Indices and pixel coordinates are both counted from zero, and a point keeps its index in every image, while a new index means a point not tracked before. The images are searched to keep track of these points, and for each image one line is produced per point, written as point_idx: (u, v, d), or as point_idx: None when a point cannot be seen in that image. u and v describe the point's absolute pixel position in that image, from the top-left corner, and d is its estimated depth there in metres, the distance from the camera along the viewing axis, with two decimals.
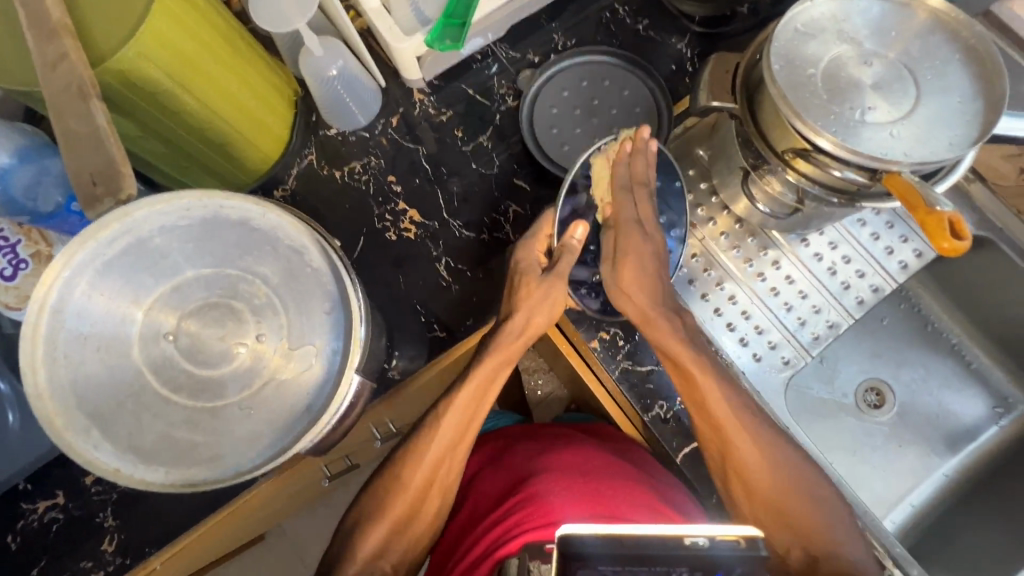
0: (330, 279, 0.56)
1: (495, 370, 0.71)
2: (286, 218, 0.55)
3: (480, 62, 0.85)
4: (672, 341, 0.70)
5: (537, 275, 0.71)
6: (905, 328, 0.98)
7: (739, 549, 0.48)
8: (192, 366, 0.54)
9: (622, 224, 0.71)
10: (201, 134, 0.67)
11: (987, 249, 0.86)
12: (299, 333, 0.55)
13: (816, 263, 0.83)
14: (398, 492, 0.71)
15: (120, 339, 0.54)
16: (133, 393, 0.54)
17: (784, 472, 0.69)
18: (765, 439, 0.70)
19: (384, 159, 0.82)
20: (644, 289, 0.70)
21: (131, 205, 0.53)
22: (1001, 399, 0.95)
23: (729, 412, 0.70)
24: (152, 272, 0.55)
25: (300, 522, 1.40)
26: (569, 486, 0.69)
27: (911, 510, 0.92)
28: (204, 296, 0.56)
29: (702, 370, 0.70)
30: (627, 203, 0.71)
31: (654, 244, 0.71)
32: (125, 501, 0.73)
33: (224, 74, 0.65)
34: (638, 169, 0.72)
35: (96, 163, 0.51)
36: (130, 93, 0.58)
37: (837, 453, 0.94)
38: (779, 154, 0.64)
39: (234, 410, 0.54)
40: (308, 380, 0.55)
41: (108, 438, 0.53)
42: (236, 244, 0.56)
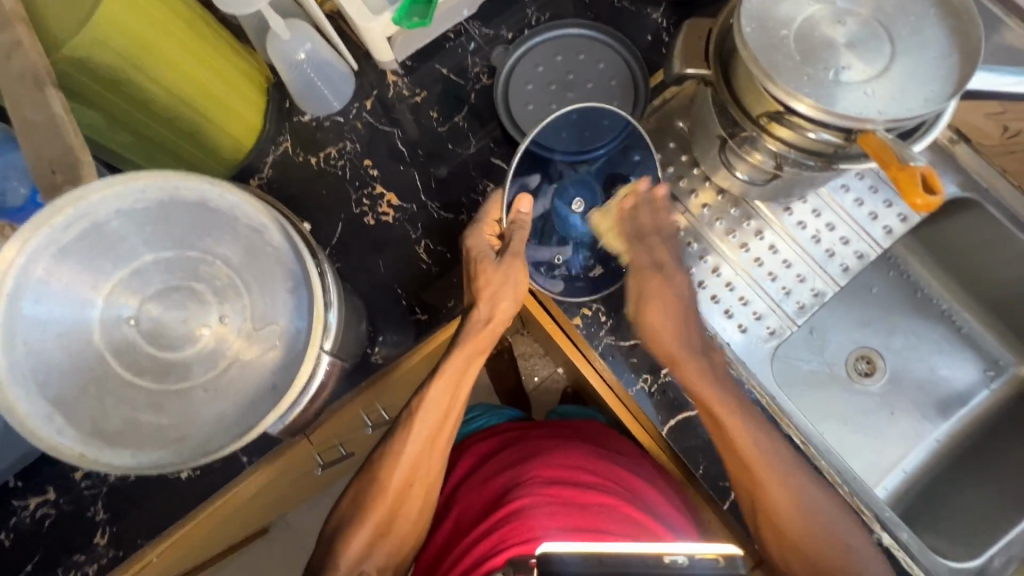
0: (291, 258, 0.55)
1: (465, 363, 0.72)
2: (243, 197, 0.53)
3: (453, 41, 0.83)
4: (700, 384, 0.70)
5: (494, 263, 0.70)
6: (895, 295, 0.98)
7: (718, 568, 0.46)
8: (154, 349, 0.52)
9: (641, 272, 0.75)
10: (171, 122, 0.66)
11: (974, 211, 0.85)
12: (261, 314, 0.54)
13: (800, 232, 0.82)
14: (379, 491, 0.72)
15: (82, 324, 0.51)
16: (96, 377, 0.51)
17: (814, 519, 0.67)
18: (795, 482, 0.68)
19: (360, 143, 0.81)
20: (666, 332, 0.72)
21: (84, 188, 0.48)
22: (992, 362, 0.95)
23: (759, 454, 0.68)
24: (109, 257, 0.52)
25: (303, 512, 1.42)
26: (548, 494, 0.68)
27: (904, 477, 0.92)
28: (165, 281, 0.54)
29: (734, 418, 0.69)
30: (642, 252, 0.75)
31: (676, 284, 0.74)
32: (116, 494, 0.74)
33: (180, 53, 0.62)
34: (646, 219, 0.77)
35: (53, 152, 0.52)
36: (92, 81, 0.57)
37: (829, 423, 0.94)
38: (754, 120, 0.63)
39: (198, 392, 0.53)
40: (270, 361, 0.54)
41: (72, 423, 0.50)
42: (194, 226, 0.54)
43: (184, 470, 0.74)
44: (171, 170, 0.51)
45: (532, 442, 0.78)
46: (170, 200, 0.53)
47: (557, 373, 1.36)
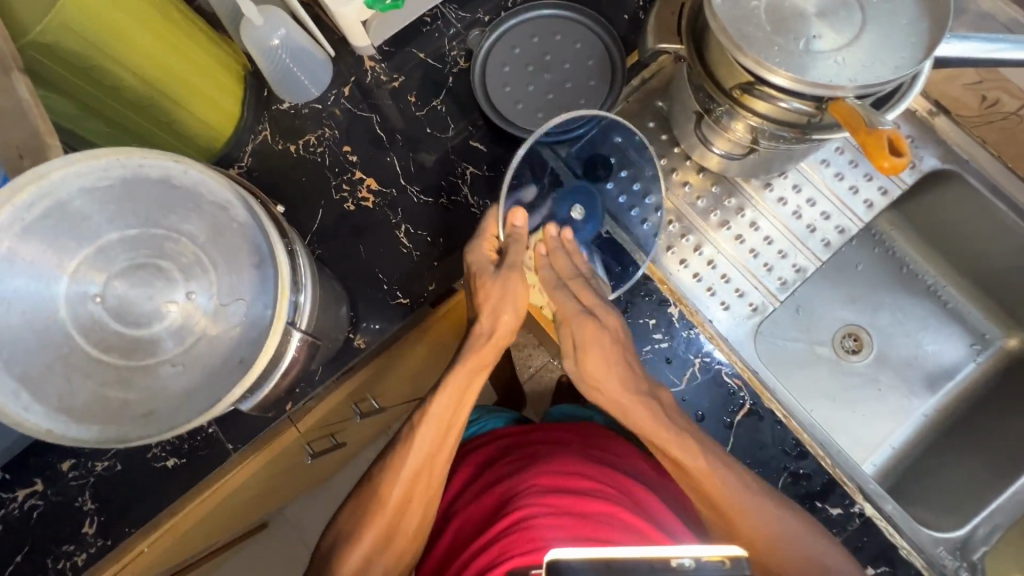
0: (256, 233, 0.54)
1: (468, 378, 0.73)
2: (208, 174, 0.51)
3: (430, 25, 0.83)
4: (652, 430, 0.66)
5: (491, 275, 0.71)
6: (880, 271, 0.98)
7: (724, 571, 0.45)
8: (121, 326, 0.51)
9: (571, 321, 0.70)
10: (145, 110, 0.66)
11: (956, 183, 0.85)
12: (228, 289, 0.53)
13: (781, 207, 0.83)
14: (378, 506, 0.71)
15: (46, 301, 0.50)
16: (62, 355, 0.50)
17: (792, 547, 0.64)
18: (768, 514, 0.64)
19: (339, 130, 0.81)
20: (608, 377, 0.68)
21: (43, 166, 0.46)
22: (979, 336, 0.95)
23: (726, 492, 0.64)
24: (72, 234, 0.51)
25: (300, 506, 1.44)
26: (547, 500, 0.67)
27: (892, 452, 0.92)
28: (130, 259, 0.52)
29: (697, 461, 0.65)
30: (568, 300, 0.71)
31: (610, 327, 0.70)
32: (104, 483, 0.74)
33: (159, 46, 0.62)
34: (564, 264, 0.73)
35: (20, 136, 0.55)
36: (61, 68, 0.57)
37: (817, 400, 0.94)
38: (727, 92, 0.63)
39: (166, 367, 0.51)
40: (237, 335, 0.53)
41: (40, 399, 0.48)
42: (158, 202, 0.52)
43: (170, 460, 0.75)
44: (129, 148, 0.49)
45: (530, 451, 0.79)
46: (133, 176, 0.51)
47: (551, 361, 1.43)
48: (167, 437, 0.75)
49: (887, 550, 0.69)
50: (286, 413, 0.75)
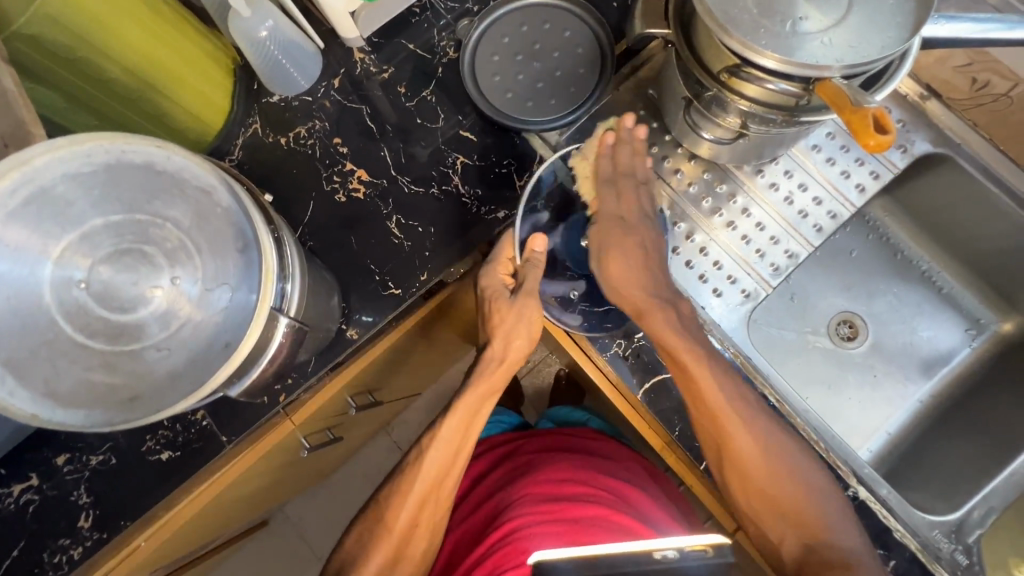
0: (241, 217, 0.53)
1: (479, 402, 0.75)
2: (191, 157, 0.51)
3: (418, 16, 0.83)
4: (667, 335, 0.70)
5: (507, 300, 0.74)
6: (875, 258, 0.98)
7: (706, 559, 0.50)
8: (106, 311, 0.50)
9: (603, 222, 0.76)
10: (133, 102, 0.66)
11: (948, 167, 0.85)
12: (213, 274, 0.52)
13: (773, 193, 0.83)
14: (384, 532, 0.71)
15: (29, 285, 0.49)
16: (47, 341, 0.50)
17: (775, 459, 0.68)
18: (758, 429, 0.69)
19: (329, 122, 0.81)
20: (630, 277, 0.73)
21: (26, 150, 0.47)
22: (973, 321, 0.95)
23: (726, 403, 0.69)
24: (56, 219, 0.50)
25: (300, 503, 1.44)
26: (540, 509, 0.71)
27: (887, 438, 0.92)
28: (114, 244, 0.51)
29: (700, 366, 0.69)
30: (609, 197, 0.76)
31: (638, 233, 0.75)
32: (98, 477, 0.74)
33: (150, 41, 0.63)
34: (624, 159, 0.77)
35: (5, 126, 0.54)
36: (47, 60, 0.57)
37: (813, 387, 0.94)
38: (716, 76, 0.62)
39: (151, 352, 0.51)
40: (222, 320, 0.52)
41: (25, 384, 0.49)
42: (142, 188, 0.52)
43: (164, 453, 0.75)
44: (113, 133, 0.49)
45: (525, 461, 0.82)
46: (118, 162, 0.51)
47: (548, 356, 1.43)
48: (161, 430, 0.75)
49: None
50: (276, 408, 0.75)
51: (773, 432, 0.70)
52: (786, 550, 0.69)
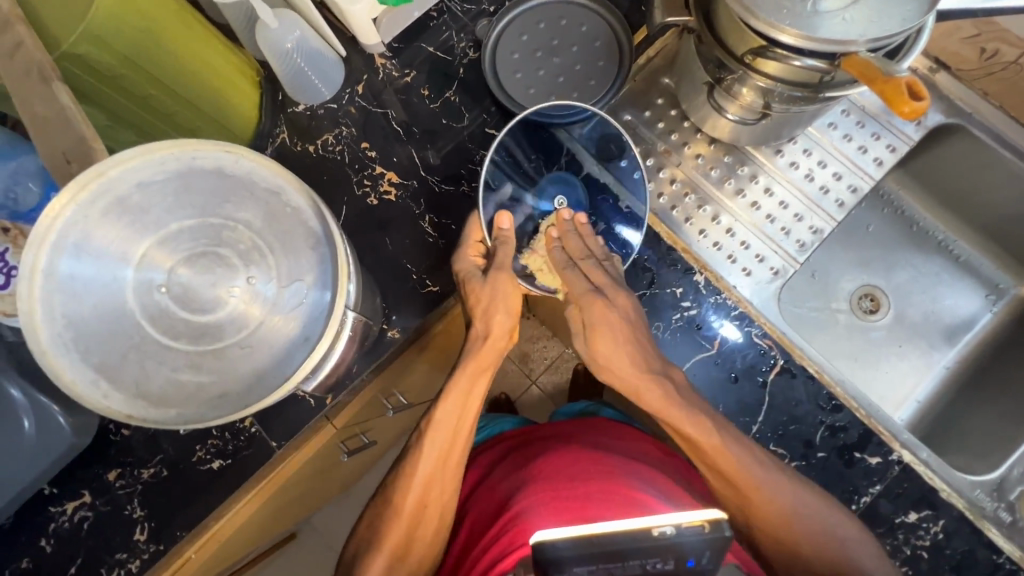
0: (312, 216, 0.54)
1: (470, 382, 0.74)
2: (260, 160, 0.53)
3: (436, 20, 0.85)
4: (664, 409, 0.66)
5: (479, 281, 0.71)
6: (892, 230, 1.00)
7: (705, 533, 0.51)
8: (188, 313, 0.52)
9: (580, 300, 0.68)
10: (171, 117, 0.67)
11: (962, 136, 0.87)
12: (286, 272, 0.53)
13: (793, 171, 0.85)
14: (395, 516, 0.72)
15: (113, 292, 0.51)
16: (136, 343, 0.51)
17: (813, 523, 0.65)
18: (783, 489, 0.66)
19: (355, 127, 0.83)
20: (615, 358, 0.68)
21: (104, 162, 0.49)
22: (993, 286, 0.97)
23: (743, 471, 0.65)
24: (137, 227, 0.52)
25: (327, 514, 1.44)
26: (552, 483, 0.72)
27: (917, 406, 0.93)
28: (190, 247, 0.53)
29: (709, 437, 0.66)
30: (578, 278, 0.69)
31: (621, 306, 0.68)
32: (151, 490, 0.75)
33: (191, 56, 0.64)
34: (576, 245, 0.72)
35: (66, 142, 0.51)
36: (92, 79, 0.58)
37: (841, 361, 0.95)
38: (740, 58, 0.64)
39: (234, 350, 0.52)
40: (299, 316, 0.53)
41: (117, 388, 0.50)
42: (214, 192, 0.53)
43: (215, 461, 0.75)
44: (185, 141, 0.51)
45: (534, 447, 0.83)
46: (189, 169, 0.52)
47: (567, 352, 1.44)
48: (210, 440, 0.75)
49: (927, 494, 0.70)
50: (320, 413, 0.77)
51: (796, 484, 0.67)
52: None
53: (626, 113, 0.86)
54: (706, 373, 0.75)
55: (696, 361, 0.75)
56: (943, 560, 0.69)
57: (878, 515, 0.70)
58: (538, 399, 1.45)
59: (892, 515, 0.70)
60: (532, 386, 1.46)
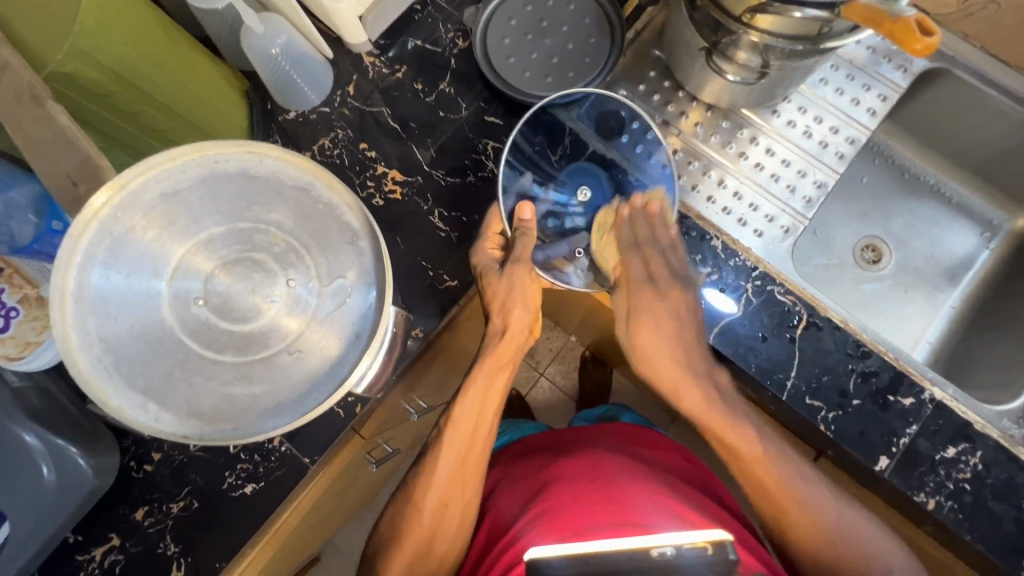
0: (345, 211, 0.53)
1: (490, 378, 0.72)
2: (287, 159, 0.51)
3: (421, 12, 0.83)
4: (704, 409, 0.69)
5: (496, 273, 0.70)
6: (884, 179, 1.02)
7: (707, 554, 0.57)
8: (229, 324, 0.50)
9: (632, 284, 0.72)
10: (163, 134, 0.64)
11: (946, 79, 0.89)
12: (328, 270, 0.52)
13: (791, 130, 0.86)
14: (416, 509, 0.71)
15: (148, 312, 0.49)
16: (179, 361, 0.49)
17: (851, 546, 0.66)
18: (826, 505, 0.67)
19: (351, 129, 0.81)
20: (662, 350, 0.70)
21: (123, 175, 0.46)
22: (987, 224, 0.99)
23: (780, 481, 0.68)
24: (166, 238, 0.50)
25: (349, 533, 1.41)
26: (574, 488, 0.70)
27: (930, 347, 0.95)
28: (224, 254, 0.51)
29: (751, 446, 0.68)
30: (635, 262, 0.72)
31: (670, 299, 0.71)
32: (183, 524, 0.72)
33: (178, 66, 0.61)
34: (643, 229, 0.74)
35: (69, 163, 0.46)
36: (82, 98, 0.54)
37: (853, 312, 0.97)
38: (737, 18, 0.63)
39: (283, 356, 0.51)
40: (347, 315, 0.52)
41: (167, 409, 0.49)
42: (242, 196, 0.51)
43: (248, 486, 0.73)
44: (206, 144, 0.49)
45: (559, 449, 0.81)
46: (212, 175, 0.50)
47: (571, 340, 1.43)
48: (239, 464, 0.73)
49: (962, 428, 0.71)
50: (350, 423, 0.74)
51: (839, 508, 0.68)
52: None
53: (621, 89, 0.86)
54: (733, 337, 0.75)
55: (723, 326, 0.75)
56: (986, 490, 0.70)
57: (919, 454, 0.71)
58: (549, 390, 1.44)
59: (932, 452, 0.71)
60: (540, 378, 1.44)
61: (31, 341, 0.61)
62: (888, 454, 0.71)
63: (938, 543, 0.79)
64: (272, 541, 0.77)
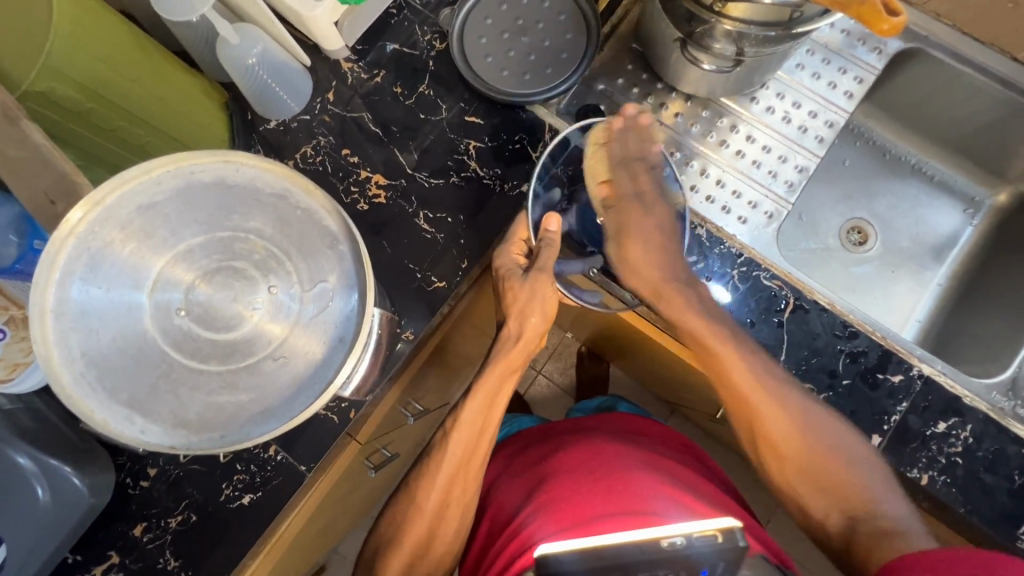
0: (325, 217, 0.53)
1: (499, 382, 0.72)
2: (262, 167, 0.51)
3: (397, 16, 0.83)
4: (683, 315, 0.70)
5: (519, 278, 0.71)
6: (866, 161, 1.03)
7: (716, 543, 0.56)
8: (211, 333, 0.50)
9: (622, 203, 0.72)
10: (142, 148, 0.64)
11: (920, 59, 0.90)
12: (308, 275, 0.52)
13: (770, 116, 0.87)
14: (416, 513, 0.71)
15: (130, 325, 0.49)
16: (164, 373, 0.49)
17: (817, 439, 0.67)
18: (800, 411, 0.67)
19: (332, 135, 0.81)
20: (648, 262, 0.71)
21: (99, 190, 0.47)
22: (969, 201, 1.00)
23: (756, 383, 0.68)
24: (144, 251, 0.50)
25: (353, 540, 1.40)
26: (574, 479, 0.70)
27: (919, 325, 0.96)
28: (205, 264, 0.51)
29: (727, 348, 0.69)
30: (624, 179, 0.73)
31: (655, 214, 0.72)
32: (182, 539, 0.72)
33: (155, 81, 0.61)
34: (633, 145, 0.74)
35: (47, 181, 0.47)
36: (59, 116, 0.54)
37: (842, 293, 0.98)
38: (709, 7, 0.63)
39: (267, 363, 0.51)
40: (330, 320, 0.52)
41: (153, 420, 0.49)
42: (221, 205, 0.51)
43: (246, 496, 0.73)
44: (181, 155, 0.49)
45: (556, 440, 0.81)
46: (188, 185, 0.51)
47: (566, 337, 1.43)
48: (236, 475, 0.73)
49: (951, 403, 0.72)
50: (345, 429, 0.74)
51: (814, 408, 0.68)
52: (829, 526, 0.66)
53: (600, 83, 0.87)
54: None
55: None
56: (978, 463, 0.71)
57: (909, 430, 0.72)
58: (547, 388, 1.44)
59: (923, 428, 0.72)
60: (538, 375, 1.44)
61: (19, 362, 0.60)
62: (880, 432, 0.72)
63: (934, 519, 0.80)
64: (271, 550, 0.76)
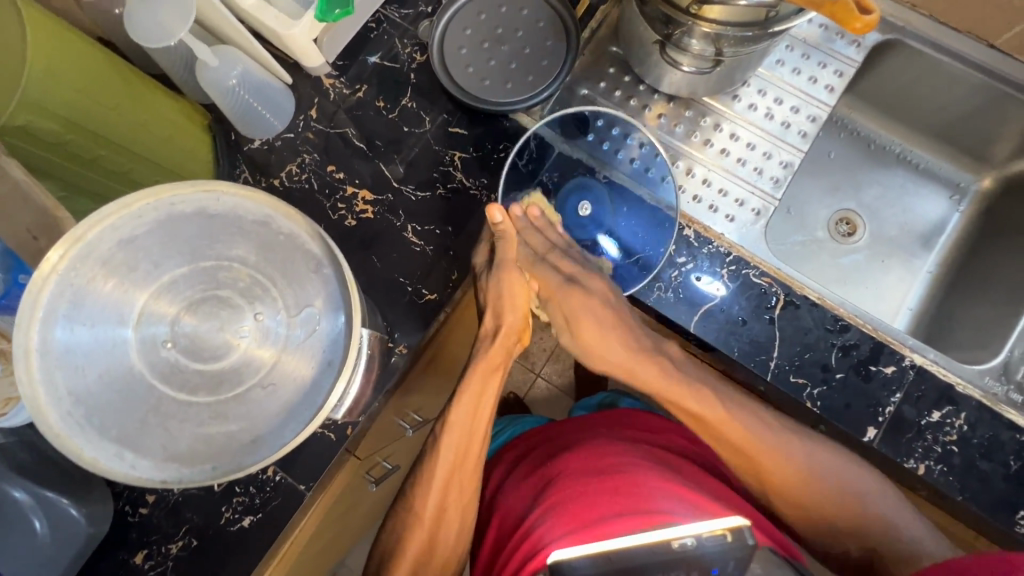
0: (310, 240, 0.53)
1: (482, 383, 0.71)
2: (243, 195, 0.51)
3: (376, 30, 0.83)
4: (657, 383, 0.67)
5: (485, 277, 0.71)
6: (852, 152, 1.03)
7: (727, 541, 0.57)
8: (199, 364, 0.50)
9: (557, 295, 0.71)
10: (126, 177, 0.64)
11: (899, 50, 0.90)
12: (294, 300, 0.52)
13: (753, 113, 0.87)
14: (415, 522, 0.70)
15: (117, 360, 0.49)
16: (152, 406, 0.49)
17: (830, 482, 0.67)
18: (809, 456, 0.67)
19: (317, 152, 0.81)
20: (606, 345, 0.69)
21: (80, 226, 0.47)
22: (955, 187, 1.01)
23: (750, 437, 0.66)
24: (127, 285, 0.49)
25: (359, 552, 1.40)
26: (579, 480, 0.69)
27: (911, 314, 0.97)
28: (189, 294, 0.51)
29: (720, 410, 0.66)
30: (548, 272, 0.71)
31: (596, 292, 0.71)
32: (183, 564, 0.72)
33: (135, 109, 0.61)
34: (536, 240, 0.74)
35: (26, 218, 0.47)
36: (37, 150, 0.54)
37: (833, 285, 0.98)
38: (686, 11, 0.63)
39: (256, 391, 0.51)
40: (318, 343, 0.52)
41: (143, 455, 0.48)
42: (204, 234, 0.51)
43: (246, 518, 0.72)
44: (161, 187, 0.49)
45: (559, 443, 0.81)
46: (169, 217, 0.51)
47: None
48: (236, 497, 0.73)
49: (945, 391, 0.73)
50: (342, 446, 0.74)
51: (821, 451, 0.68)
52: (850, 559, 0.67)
53: (582, 88, 0.87)
54: (714, 325, 0.75)
55: (705, 312, 0.76)
56: (974, 450, 0.71)
57: (904, 421, 0.72)
58: (546, 390, 1.44)
59: (918, 418, 0.72)
60: (537, 378, 1.44)
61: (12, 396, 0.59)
62: (876, 424, 0.72)
63: (932, 506, 0.80)
64: None
